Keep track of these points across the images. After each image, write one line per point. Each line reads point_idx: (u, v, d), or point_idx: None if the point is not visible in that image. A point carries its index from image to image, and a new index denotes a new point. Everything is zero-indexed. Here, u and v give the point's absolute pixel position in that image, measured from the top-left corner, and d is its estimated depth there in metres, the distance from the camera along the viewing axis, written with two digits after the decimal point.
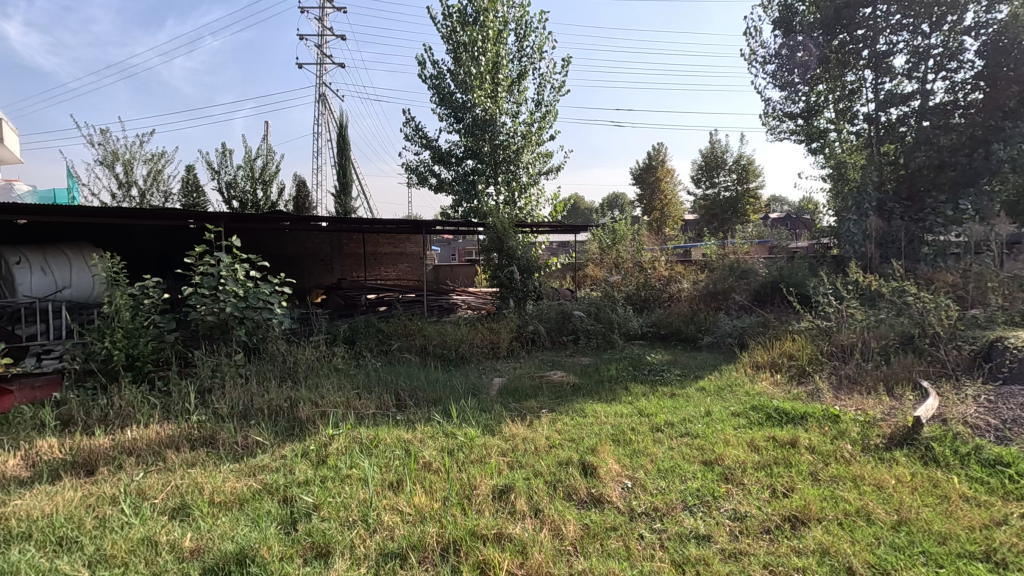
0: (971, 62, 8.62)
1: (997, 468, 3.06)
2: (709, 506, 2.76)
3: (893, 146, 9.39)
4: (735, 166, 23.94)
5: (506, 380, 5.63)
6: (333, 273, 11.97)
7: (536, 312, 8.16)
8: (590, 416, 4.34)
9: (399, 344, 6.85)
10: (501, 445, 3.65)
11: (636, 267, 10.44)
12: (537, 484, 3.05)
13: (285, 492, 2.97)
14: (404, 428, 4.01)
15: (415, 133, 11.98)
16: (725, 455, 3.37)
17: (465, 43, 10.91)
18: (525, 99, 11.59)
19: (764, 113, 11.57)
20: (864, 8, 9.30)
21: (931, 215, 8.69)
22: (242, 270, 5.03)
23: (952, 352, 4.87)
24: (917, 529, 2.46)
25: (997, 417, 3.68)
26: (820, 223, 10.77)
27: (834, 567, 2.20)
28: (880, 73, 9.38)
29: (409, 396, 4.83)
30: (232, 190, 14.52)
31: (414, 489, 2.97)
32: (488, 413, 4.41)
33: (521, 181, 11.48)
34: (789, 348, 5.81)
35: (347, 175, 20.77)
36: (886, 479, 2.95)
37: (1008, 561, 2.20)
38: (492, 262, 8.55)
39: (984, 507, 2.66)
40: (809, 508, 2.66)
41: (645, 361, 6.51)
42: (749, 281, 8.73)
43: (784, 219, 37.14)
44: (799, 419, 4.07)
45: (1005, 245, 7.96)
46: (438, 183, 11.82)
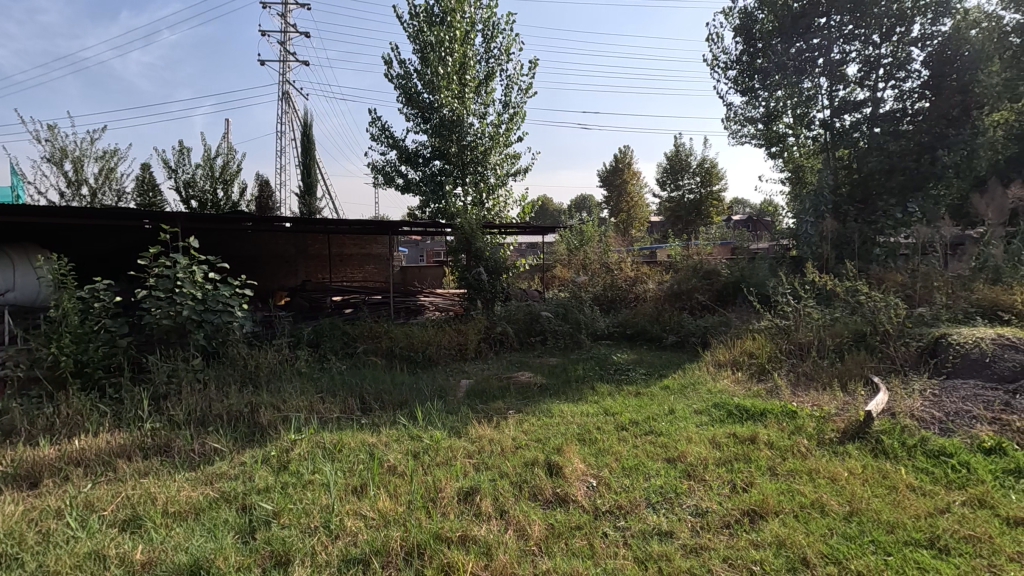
0: (918, 72, 9.05)
1: (942, 459, 3.21)
2: (672, 503, 2.81)
3: (847, 151, 9.75)
4: (698, 169, 24.50)
5: (473, 381, 5.59)
6: (297, 275, 11.72)
7: (504, 313, 8.17)
8: (556, 416, 4.36)
9: (365, 347, 6.74)
10: (467, 447, 3.63)
11: (603, 268, 10.57)
12: (503, 485, 3.04)
13: (244, 500, 2.89)
14: (369, 432, 3.95)
15: (382, 133, 11.83)
16: (688, 452, 3.43)
17: (432, 44, 10.84)
18: (492, 100, 11.60)
19: (725, 117, 11.86)
20: (819, 18, 9.70)
21: (882, 217, 9.07)
22: (200, 272, 4.87)
23: (900, 348, 5.09)
24: (867, 519, 2.55)
25: (941, 410, 3.86)
26: (780, 225, 11.10)
27: (789, 559, 2.27)
28: (834, 80, 9.75)
29: (374, 399, 4.76)
30: (191, 189, 14.07)
31: (379, 494, 2.93)
32: (454, 416, 4.38)
33: (489, 182, 11.46)
34: (749, 347, 5.99)
35: (311, 175, 20.38)
36: (840, 472, 3.06)
37: (950, 547, 2.31)
38: (459, 263, 8.52)
39: (929, 496, 2.78)
40: (767, 502, 2.73)
41: (611, 360, 6.59)
42: (712, 281, 8.93)
43: (745, 223, 38.01)
44: (758, 415, 4.18)
45: (950, 246, 8.36)
46: (405, 184, 11.71)
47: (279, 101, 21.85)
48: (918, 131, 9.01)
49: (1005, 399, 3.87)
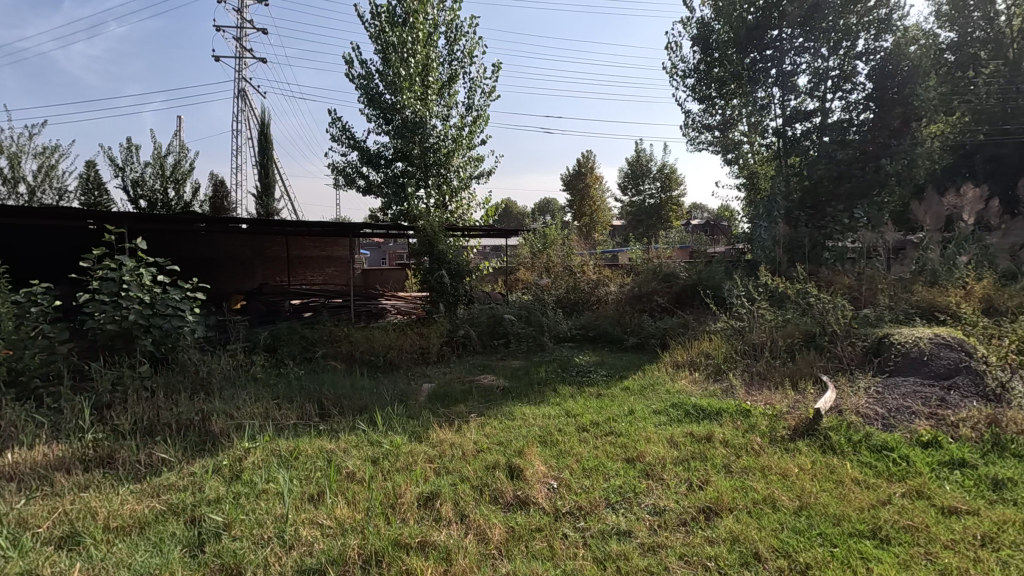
0: (863, 85, 9.50)
1: (884, 453, 3.37)
2: (631, 503, 2.85)
3: (797, 159, 10.16)
4: (659, 174, 25.07)
5: (435, 385, 5.55)
6: (254, 277, 11.38)
7: (467, 316, 8.14)
8: (518, 418, 4.38)
9: (324, 351, 6.59)
10: (428, 452, 3.59)
11: (566, 270, 10.69)
12: (464, 489, 3.03)
13: (193, 511, 2.77)
14: (327, 438, 3.86)
15: (343, 133, 11.63)
16: (647, 452, 3.49)
17: (394, 44, 10.73)
18: (455, 103, 11.57)
19: (684, 124, 12.17)
20: (771, 30, 10.06)
21: (831, 222, 9.46)
22: (148, 275, 4.67)
23: (847, 348, 5.31)
24: (815, 513, 2.65)
25: (884, 406, 4.05)
26: (737, 229, 11.45)
27: (742, 554, 2.34)
28: (786, 90, 10.13)
29: (333, 405, 4.66)
30: (140, 188, 13.49)
31: (336, 501, 2.86)
32: (416, 420, 4.33)
33: (452, 185, 11.41)
34: (706, 348, 6.18)
35: (269, 175, 19.88)
36: (790, 468, 3.17)
37: (891, 536, 2.43)
38: (422, 266, 8.45)
39: (872, 488, 2.92)
40: (722, 499, 2.81)
41: (573, 363, 6.65)
42: (671, 284, 9.13)
43: (703, 228, 39.01)
44: (714, 414, 4.29)
45: (893, 251, 8.78)
46: (366, 185, 11.55)
47: (234, 99, 21.20)
48: (863, 141, 9.46)
49: (941, 395, 4.11)
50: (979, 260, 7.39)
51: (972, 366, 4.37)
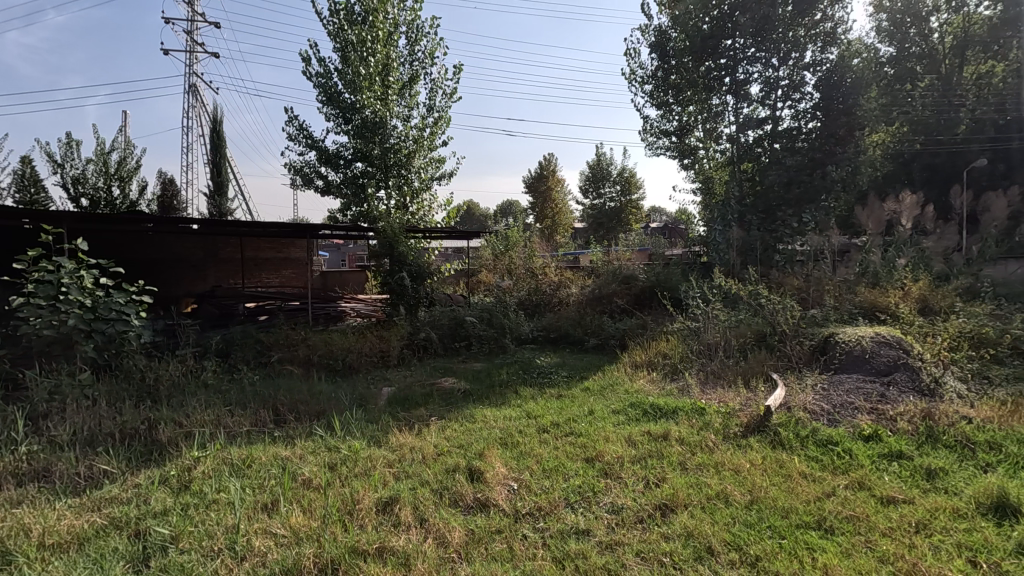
0: (810, 94, 9.92)
1: (829, 447, 3.53)
2: (589, 501, 2.89)
3: (750, 165, 10.51)
4: (619, 178, 25.49)
5: (395, 389, 5.48)
6: (206, 280, 10.96)
7: (428, 318, 8.07)
8: (478, 421, 4.37)
9: (279, 356, 6.39)
10: (387, 456, 3.55)
11: (528, 273, 10.74)
12: (423, 493, 3.00)
13: (137, 525, 2.65)
14: (281, 445, 3.76)
15: (300, 132, 11.35)
16: (606, 451, 3.55)
17: (353, 43, 10.56)
18: (416, 103, 11.47)
19: (642, 129, 12.42)
20: (725, 40, 10.38)
21: (781, 226, 9.84)
22: (90, 277, 4.44)
23: (796, 347, 5.53)
24: (765, 507, 2.75)
25: (829, 402, 4.24)
26: (693, 232, 11.77)
27: (696, 549, 2.40)
28: (739, 98, 10.49)
29: (289, 410, 4.54)
30: (81, 186, 12.80)
31: (292, 509, 2.79)
32: (374, 424, 4.26)
33: (413, 186, 11.29)
34: (663, 348, 6.35)
35: (222, 173, 19.20)
36: (742, 464, 3.28)
37: (835, 527, 2.54)
38: (382, 268, 8.34)
39: (818, 481, 3.05)
40: (677, 496, 2.87)
41: (534, 364, 6.68)
42: (630, 286, 9.32)
43: (661, 231, 39.85)
44: (671, 413, 4.40)
45: (838, 253, 9.19)
46: (325, 186, 11.32)
47: (184, 94, 20.38)
48: (811, 148, 9.88)
49: (881, 391, 4.34)
50: (916, 262, 7.83)
51: (909, 363, 4.62)
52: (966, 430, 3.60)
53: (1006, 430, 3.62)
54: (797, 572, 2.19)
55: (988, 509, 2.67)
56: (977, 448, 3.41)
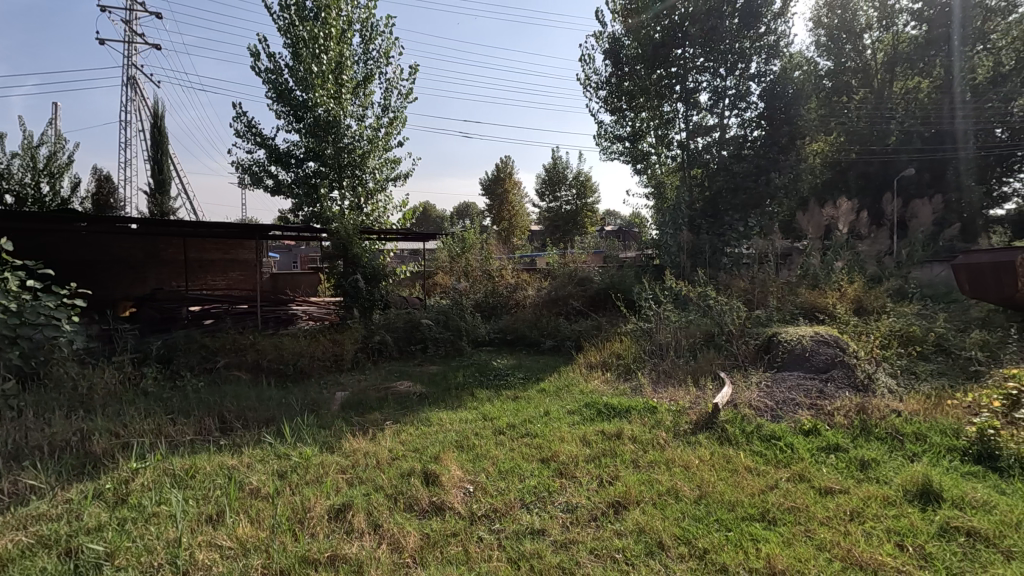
0: (755, 104, 10.35)
1: (772, 442, 3.69)
2: (544, 502, 2.91)
3: (699, 171, 10.87)
4: (574, 181, 25.82)
5: (349, 393, 5.36)
6: (146, 283, 10.43)
7: (383, 321, 7.95)
8: (434, 424, 4.33)
9: (226, 361, 6.14)
10: (340, 462, 3.47)
11: (485, 275, 10.72)
12: (377, 498, 2.95)
13: (69, 542, 2.50)
14: (227, 454, 3.62)
15: (248, 129, 10.97)
16: (561, 452, 3.59)
17: (304, 39, 10.27)
18: (371, 103, 11.28)
19: (597, 134, 12.64)
20: (676, 49, 10.71)
21: (728, 230, 10.21)
22: (14, 280, 4.15)
23: (742, 347, 5.74)
24: (713, 501, 2.85)
25: (772, 399, 4.43)
26: (646, 235, 12.05)
27: (648, 544, 2.46)
28: (689, 106, 10.84)
29: (236, 418, 4.37)
30: (5, 182, 11.88)
31: (238, 520, 2.70)
32: (326, 430, 4.16)
33: (367, 187, 11.09)
34: (617, 348, 6.46)
35: (163, 170, 18.31)
36: (691, 460, 3.38)
37: (777, 518, 2.66)
38: (336, 270, 8.15)
39: (762, 475, 3.18)
40: (630, 493, 2.94)
41: (490, 366, 6.69)
42: (585, 287, 9.46)
43: (616, 234, 40.64)
44: (624, 412, 4.49)
45: (781, 256, 9.62)
46: (275, 185, 10.99)
47: (122, 87, 19.28)
48: (756, 156, 10.29)
49: (819, 387, 4.56)
50: (851, 266, 8.27)
51: (845, 360, 4.87)
52: (895, 423, 3.84)
53: (930, 421, 3.88)
54: (743, 563, 2.28)
55: (915, 495, 2.85)
56: (905, 440, 3.64)
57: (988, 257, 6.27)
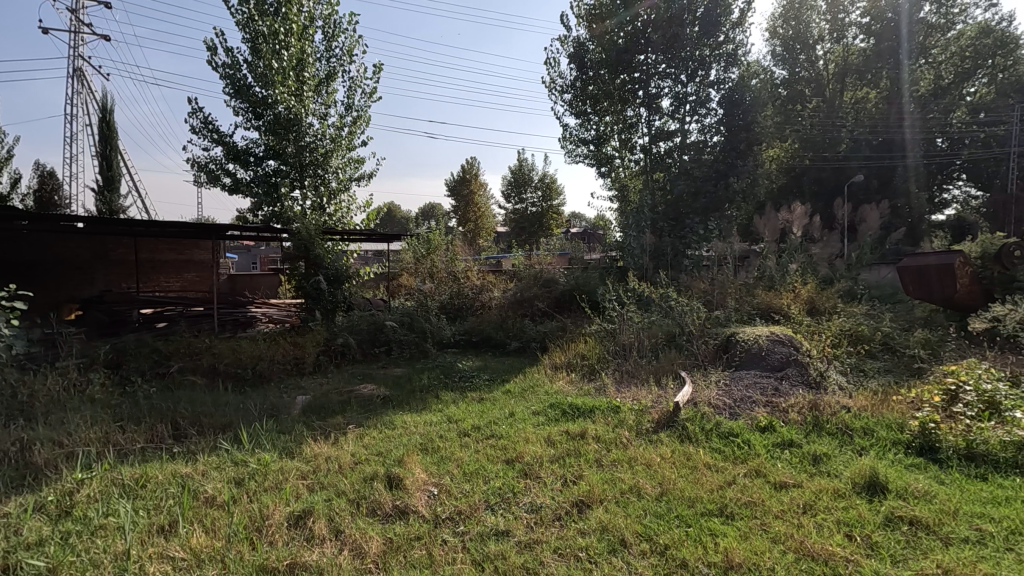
0: (715, 110, 10.63)
1: (731, 439, 3.79)
2: (509, 503, 2.92)
3: (661, 175, 11.10)
4: (540, 184, 25.97)
5: (310, 397, 5.25)
6: (94, 285, 9.96)
7: (346, 323, 7.81)
8: (398, 427, 4.29)
9: (180, 365, 5.93)
10: (301, 468, 3.40)
11: (450, 276, 10.68)
12: (339, 504, 2.90)
13: (6, 559, 2.35)
14: (181, 462, 3.49)
15: (205, 126, 10.61)
16: (525, 452, 3.60)
17: (264, 34, 10.00)
18: (333, 101, 11.07)
19: (562, 137, 12.75)
20: (638, 55, 10.92)
21: (689, 233, 10.46)
22: None
23: (702, 347, 5.88)
24: (674, 497, 2.91)
25: (730, 397, 4.56)
26: (610, 237, 12.22)
27: (611, 542, 2.50)
28: (651, 111, 11.06)
29: (190, 424, 4.22)
30: None
31: (192, 530, 2.60)
32: (286, 435, 4.06)
33: (330, 187, 10.87)
34: (582, 349, 6.52)
35: (113, 167, 17.54)
36: (653, 458, 3.45)
37: (735, 513, 2.73)
38: (297, 271, 7.96)
39: (721, 471, 3.27)
40: (593, 492, 2.97)
41: (455, 368, 6.67)
42: (551, 289, 9.53)
43: (581, 236, 41.11)
44: (588, 412, 4.54)
45: (738, 259, 9.91)
46: (233, 184, 10.65)
47: (68, 79, 18.36)
48: (715, 161, 10.56)
49: (775, 385, 4.72)
50: (804, 268, 8.59)
51: (798, 359, 5.05)
52: (845, 419, 4.01)
53: (877, 416, 4.07)
54: (702, 557, 2.34)
55: (863, 487, 2.99)
56: (854, 434, 3.81)
57: (933, 261, 6.55)
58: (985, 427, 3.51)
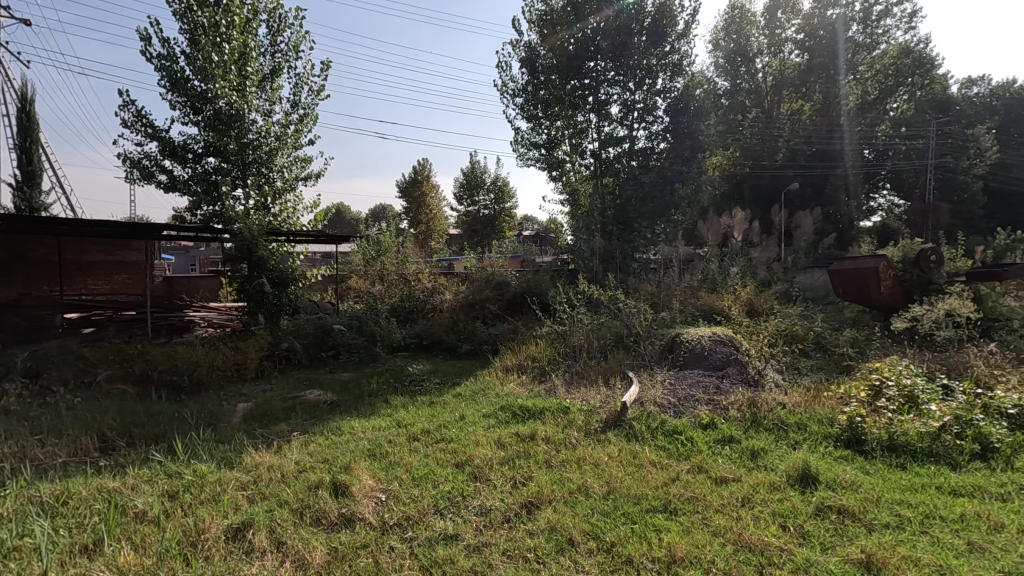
0: (661, 118, 10.96)
1: (675, 436, 3.92)
2: (458, 506, 2.90)
3: (611, 179, 11.33)
4: (492, 186, 26.04)
5: (253, 404, 5.05)
6: (12, 288, 9.24)
7: (291, 327, 7.56)
8: (346, 433, 4.18)
9: (107, 374, 5.58)
10: (241, 478, 3.26)
11: (401, 278, 10.55)
12: (281, 514, 2.80)
13: None
14: (109, 476, 3.28)
15: (138, 119, 10.04)
16: (475, 455, 3.59)
17: (203, 26, 9.58)
18: (278, 98, 10.71)
19: (514, 141, 12.80)
20: (588, 62, 11.13)
21: (638, 237, 10.73)
22: None
23: (649, 347, 6.04)
24: (620, 495, 2.98)
25: (675, 395, 4.70)
26: (561, 240, 12.39)
27: (558, 542, 2.52)
28: (601, 117, 11.28)
29: (120, 435, 3.98)
30: None
31: (120, 548, 2.45)
32: (226, 445, 3.89)
33: (275, 186, 10.50)
34: (533, 351, 6.57)
35: (33, 160, 16.30)
36: (601, 457, 3.51)
37: (678, 509, 2.82)
38: (239, 274, 7.63)
39: (665, 468, 3.36)
40: (542, 493, 3.00)
41: (406, 371, 6.59)
42: (503, 291, 9.56)
43: (534, 240, 41.54)
44: (538, 413, 4.58)
45: (683, 262, 10.25)
46: (169, 181, 10.11)
47: None
48: (662, 167, 10.89)
49: (716, 383, 4.91)
50: (744, 271, 8.99)
51: (738, 358, 5.27)
52: (781, 414, 4.21)
53: (809, 411, 4.30)
54: (646, 553, 2.40)
55: (796, 479, 3.14)
56: (788, 429, 4.01)
57: (854, 265, 7.01)
58: (905, 419, 3.78)
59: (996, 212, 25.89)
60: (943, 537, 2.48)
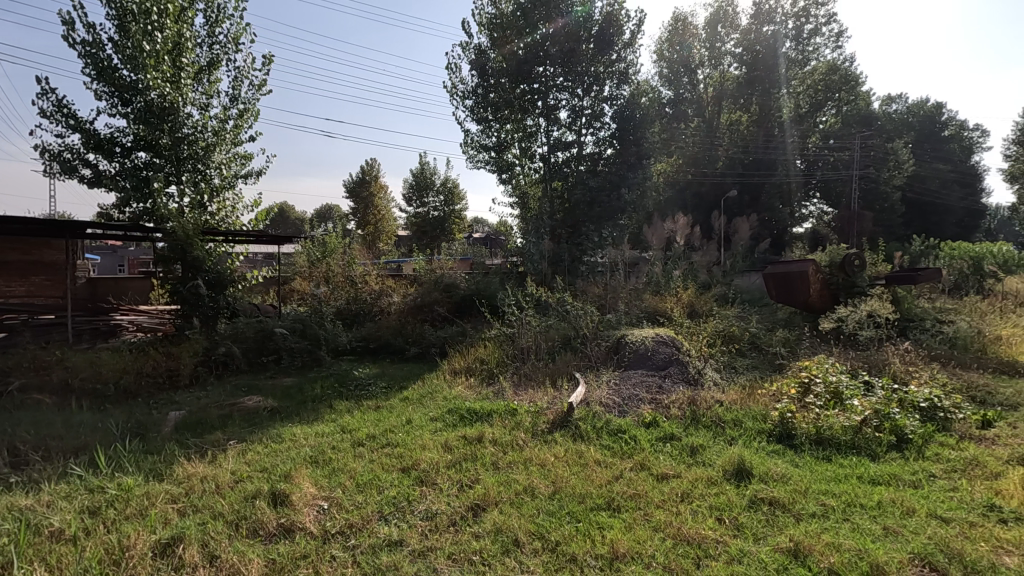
0: (608, 124, 11.21)
1: (619, 435, 4.02)
2: (404, 511, 2.86)
3: (560, 184, 11.48)
4: (442, 188, 25.86)
5: (185, 412, 4.79)
6: None
7: (229, 331, 7.22)
8: (286, 440, 4.04)
9: (21, 383, 5.17)
10: (171, 490, 3.09)
11: (347, 280, 10.29)
12: (215, 527, 2.68)
13: None
14: (20, 493, 3.04)
15: (59, 110, 9.36)
16: (421, 459, 3.55)
17: (133, 13, 9.04)
18: (216, 91, 10.23)
19: (464, 143, 12.77)
20: (538, 67, 11.24)
21: (585, 240, 10.92)
22: None
23: (594, 348, 6.16)
24: (565, 494, 3.02)
25: (619, 395, 4.82)
26: (511, 242, 12.45)
27: (504, 543, 2.53)
28: (550, 122, 11.42)
29: (34, 449, 3.69)
30: None
31: (28, 571, 2.26)
32: (155, 456, 3.68)
33: (212, 183, 10.01)
34: (481, 353, 6.56)
35: None
36: (547, 458, 3.55)
37: (620, 506, 2.89)
38: (171, 275, 7.20)
39: (609, 467, 3.43)
40: (488, 495, 3.00)
41: (351, 375, 6.43)
42: (452, 294, 9.50)
43: (484, 243, 41.55)
44: (486, 416, 4.58)
45: (629, 264, 10.50)
46: (94, 176, 9.48)
47: None
48: (609, 172, 11.13)
49: (658, 382, 5.08)
50: (686, 274, 9.31)
51: (678, 357, 5.46)
52: (718, 412, 4.39)
53: (745, 408, 4.50)
54: (589, 551, 2.44)
55: (732, 474, 3.28)
56: (725, 426, 4.18)
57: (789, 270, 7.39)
58: (831, 414, 4.03)
59: (913, 221, 27.85)
60: (862, 523, 2.66)
